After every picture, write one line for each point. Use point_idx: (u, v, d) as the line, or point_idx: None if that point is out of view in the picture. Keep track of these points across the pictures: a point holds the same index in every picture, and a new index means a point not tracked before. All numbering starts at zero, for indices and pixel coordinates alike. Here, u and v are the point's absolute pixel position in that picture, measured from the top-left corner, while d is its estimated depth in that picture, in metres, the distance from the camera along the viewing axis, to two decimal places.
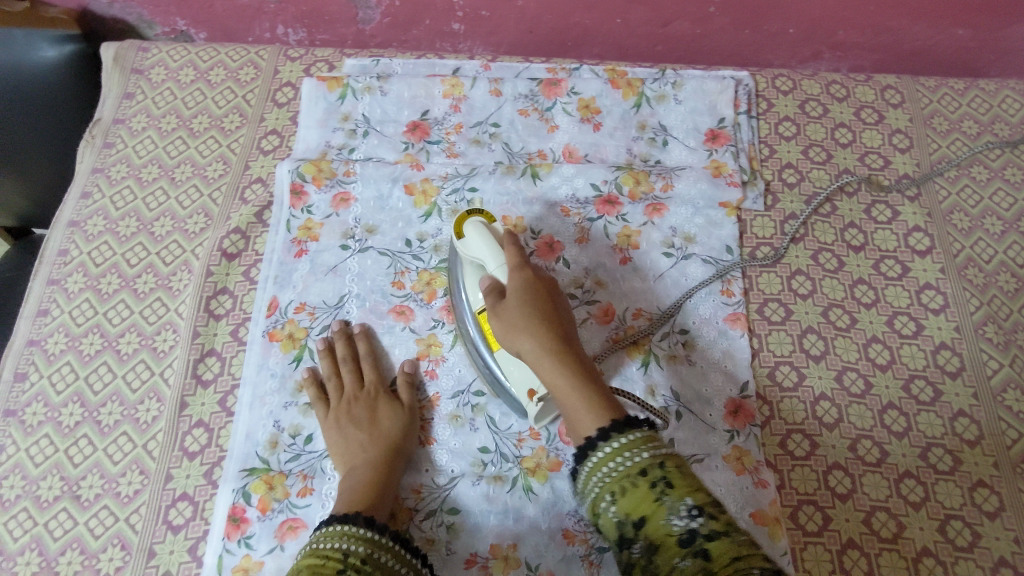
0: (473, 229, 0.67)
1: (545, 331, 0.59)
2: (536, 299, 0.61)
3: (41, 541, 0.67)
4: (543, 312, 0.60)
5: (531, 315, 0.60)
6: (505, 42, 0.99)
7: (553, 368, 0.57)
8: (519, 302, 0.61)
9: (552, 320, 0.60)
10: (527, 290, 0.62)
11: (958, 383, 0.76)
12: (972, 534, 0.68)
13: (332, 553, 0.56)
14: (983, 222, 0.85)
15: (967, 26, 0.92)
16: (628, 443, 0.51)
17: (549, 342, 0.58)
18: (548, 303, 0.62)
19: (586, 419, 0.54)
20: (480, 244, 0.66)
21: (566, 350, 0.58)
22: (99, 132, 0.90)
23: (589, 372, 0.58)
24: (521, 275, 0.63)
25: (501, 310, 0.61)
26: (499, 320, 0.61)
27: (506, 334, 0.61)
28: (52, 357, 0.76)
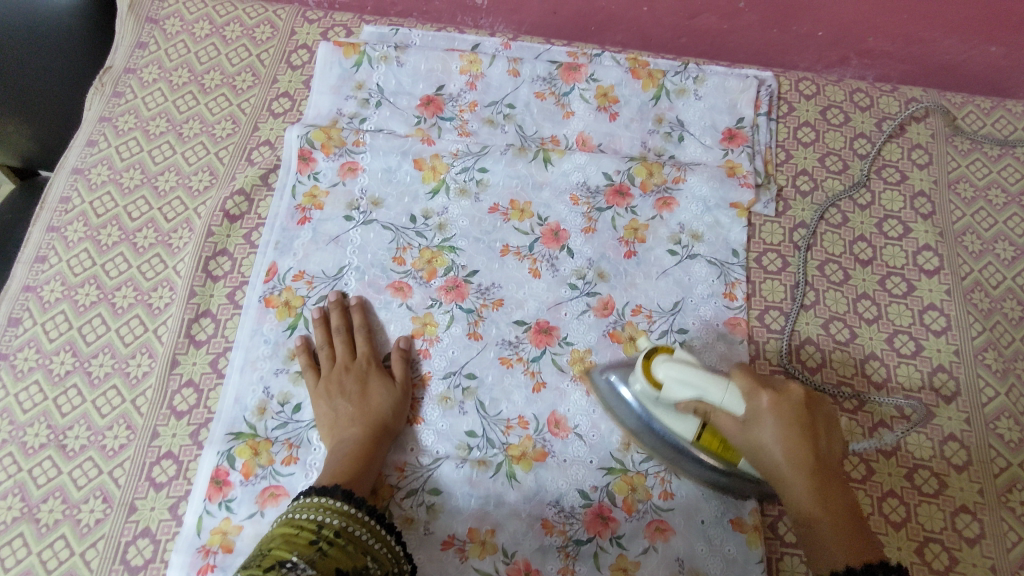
0: (665, 367, 0.62)
1: (793, 459, 0.59)
2: (787, 420, 0.60)
3: (25, 487, 0.68)
4: (793, 430, 0.60)
5: (781, 444, 0.59)
6: (527, 22, 0.97)
7: (800, 501, 0.59)
8: (766, 428, 0.60)
9: (805, 439, 0.60)
10: (777, 407, 0.60)
11: (951, 407, 0.75)
12: (949, 558, 0.68)
13: (306, 523, 0.55)
14: (994, 246, 0.84)
15: (1000, 44, 0.89)
16: None
17: (797, 471, 0.59)
18: (801, 424, 0.60)
19: (836, 561, 0.56)
20: (683, 387, 0.61)
21: (823, 487, 0.59)
22: (109, 80, 0.89)
23: (843, 502, 0.59)
24: (760, 397, 0.60)
25: (747, 437, 0.61)
26: (741, 439, 0.61)
27: (752, 452, 0.61)
28: (48, 304, 0.76)
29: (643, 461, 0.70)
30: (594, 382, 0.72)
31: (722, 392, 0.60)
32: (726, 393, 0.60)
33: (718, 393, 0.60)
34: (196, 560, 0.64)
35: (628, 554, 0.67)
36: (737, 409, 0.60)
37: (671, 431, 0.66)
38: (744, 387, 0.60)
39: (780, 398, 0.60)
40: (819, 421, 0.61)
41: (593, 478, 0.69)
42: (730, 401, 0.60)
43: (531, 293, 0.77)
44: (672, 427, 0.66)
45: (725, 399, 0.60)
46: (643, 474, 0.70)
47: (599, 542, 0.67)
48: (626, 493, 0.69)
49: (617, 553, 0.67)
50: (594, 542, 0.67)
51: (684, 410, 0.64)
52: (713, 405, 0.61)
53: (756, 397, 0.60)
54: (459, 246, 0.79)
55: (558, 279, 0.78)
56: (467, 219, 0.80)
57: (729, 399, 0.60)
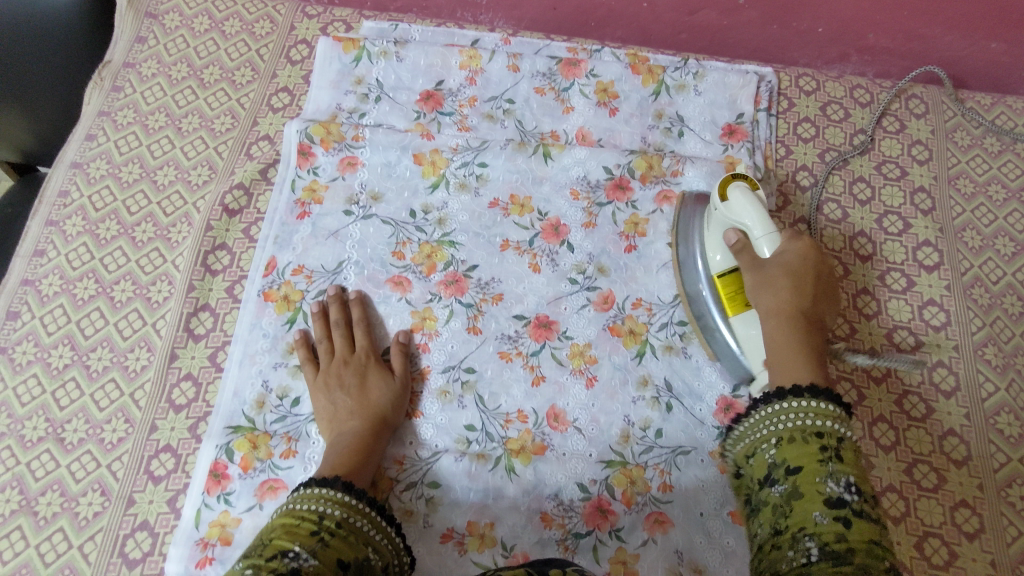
0: (738, 193, 0.70)
1: (795, 304, 0.65)
2: (803, 273, 0.67)
3: (22, 480, 0.68)
4: (802, 284, 0.66)
5: (795, 286, 0.66)
6: (527, 17, 0.97)
7: (786, 333, 0.64)
8: (787, 268, 0.67)
9: (813, 294, 0.67)
10: (806, 258, 0.67)
11: (952, 402, 0.75)
12: (949, 553, 0.68)
13: (307, 514, 0.55)
14: (994, 242, 0.84)
15: (1001, 40, 0.89)
16: (810, 410, 0.57)
17: (797, 313, 0.65)
18: (810, 278, 0.67)
19: (799, 378, 0.61)
20: (743, 211, 0.70)
21: (806, 335, 0.64)
22: (108, 74, 0.89)
23: (819, 351, 0.64)
24: (800, 242, 0.68)
25: (764, 273, 0.67)
26: (757, 277, 0.68)
27: (759, 290, 0.67)
28: (46, 298, 0.76)
29: (643, 454, 0.70)
30: (674, 212, 0.80)
31: (768, 231, 0.68)
32: (769, 234, 0.68)
33: (762, 230, 0.68)
34: (194, 552, 0.64)
35: (628, 547, 0.67)
36: (771, 250, 0.68)
37: (706, 264, 0.74)
38: (786, 236, 0.68)
39: (808, 254, 0.68)
40: (823, 300, 0.68)
41: (592, 471, 0.69)
42: (770, 240, 0.68)
43: (531, 287, 0.77)
44: (705, 260, 0.74)
45: (763, 237, 0.68)
46: (642, 468, 0.70)
47: (598, 535, 0.67)
48: (625, 486, 0.69)
49: (616, 546, 0.67)
50: (593, 536, 0.67)
51: (722, 245, 0.72)
52: (752, 237, 0.69)
53: (794, 244, 0.68)
54: (459, 240, 0.79)
55: (557, 273, 0.78)
56: (467, 213, 0.80)
57: (769, 238, 0.68)
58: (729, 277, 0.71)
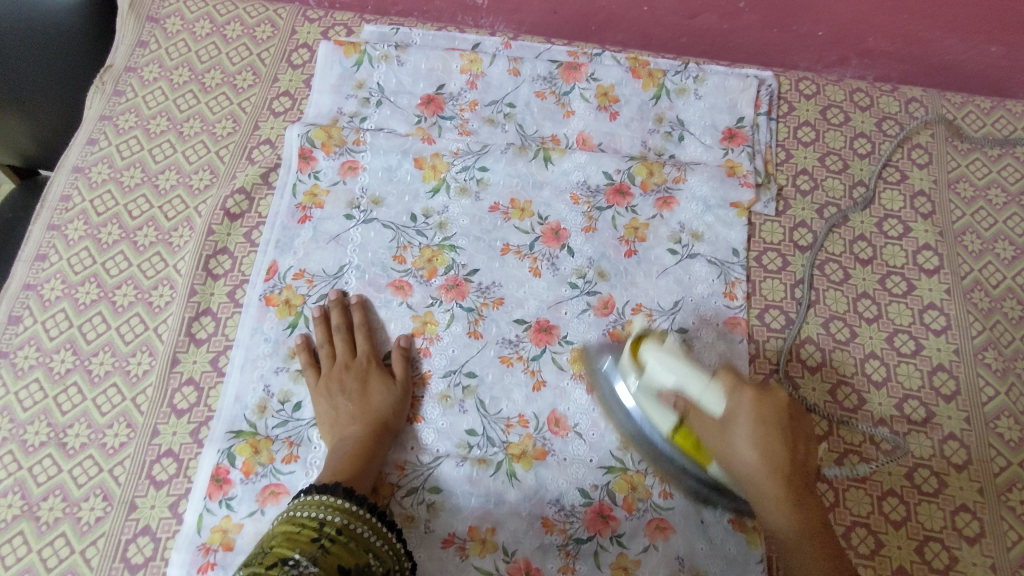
0: (652, 354, 0.63)
1: (768, 463, 0.59)
2: (763, 423, 0.60)
3: (25, 485, 0.68)
4: (771, 438, 0.60)
5: (759, 446, 0.59)
6: (528, 21, 0.97)
7: (772, 505, 0.59)
8: (743, 421, 0.60)
9: (784, 445, 0.60)
10: (758, 408, 0.60)
11: (952, 406, 0.75)
12: (949, 557, 0.68)
13: (308, 521, 0.55)
14: (994, 246, 0.84)
15: (1000, 44, 0.89)
16: None
17: (772, 475, 0.59)
18: (776, 429, 0.60)
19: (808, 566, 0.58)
20: (666, 372, 0.62)
21: (795, 493, 0.59)
22: (109, 79, 0.89)
23: (816, 509, 0.60)
24: (744, 396, 0.60)
25: (723, 434, 0.61)
26: (719, 440, 0.61)
27: (727, 455, 0.61)
28: (48, 302, 0.76)
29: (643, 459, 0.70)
30: (589, 365, 0.73)
31: (703, 384, 0.61)
32: (706, 388, 0.60)
33: (698, 385, 0.61)
34: (196, 558, 0.64)
35: (628, 553, 0.67)
36: (717, 407, 0.60)
37: (650, 421, 0.67)
38: (727, 386, 0.60)
39: (758, 401, 0.60)
40: (793, 430, 0.61)
41: (593, 476, 0.70)
42: (708, 396, 0.61)
43: (532, 292, 0.77)
44: (651, 420, 0.66)
45: (704, 393, 0.61)
46: (643, 473, 0.70)
47: (599, 541, 0.67)
48: (626, 492, 0.69)
49: (617, 551, 0.67)
50: (594, 541, 0.67)
51: (666, 406, 0.65)
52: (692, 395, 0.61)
53: (738, 396, 0.60)
54: (460, 245, 0.79)
55: (558, 278, 0.78)
56: (468, 218, 0.80)
57: (707, 393, 0.60)
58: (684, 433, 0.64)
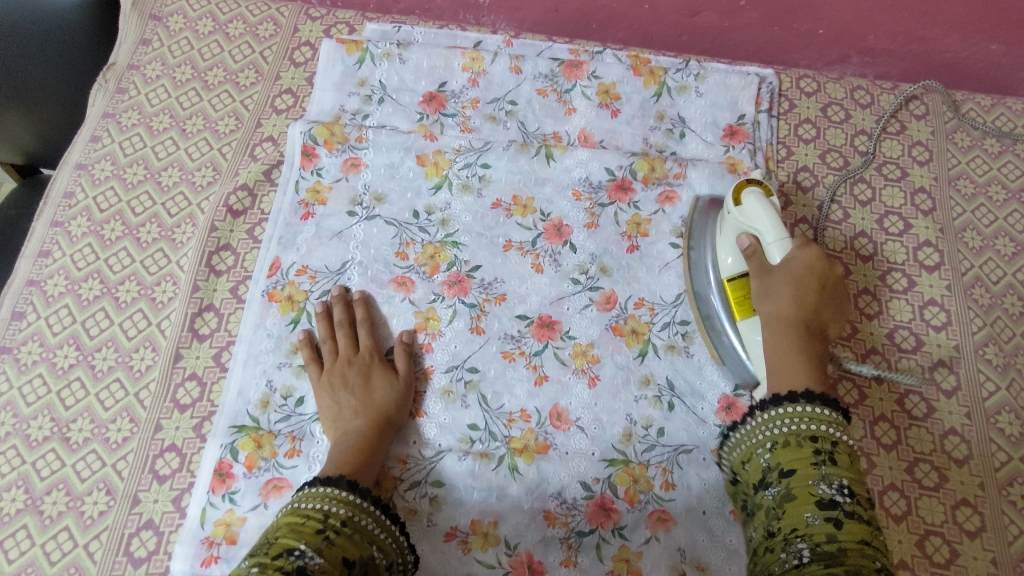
0: (752, 199, 0.70)
1: (800, 306, 0.67)
2: (812, 279, 0.67)
3: (28, 479, 0.68)
4: (807, 294, 0.67)
5: (799, 290, 0.67)
6: (529, 20, 0.97)
7: (784, 339, 0.67)
8: (790, 274, 0.67)
9: (818, 301, 0.68)
10: (812, 266, 0.68)
11: (952, 401, 0.75)
12: (950, 551, 0.69)
13: (313, 513, 0.56)
14: (994, 242, 0.84)
15: (1001, 42, 0.89)
16: (809, 415, 0.60)
17: (797, 317, 0.67)
18: (820, 288, 0.68)
19: (795, 383, 0.64)
20: (758, 218, 0.69)
21: (803, 339, 0.67)
22: (113, 76, 0.89)
23: (818, 364, 0.66)
24: (804, 251, 0.68)
25: (773, 278, 0.68)
26: (762, 282, 0.69)
27: (766, 297, 0.68)
28: (51, 299, 0.76)
29: (645, 453, 0.70)
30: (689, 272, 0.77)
31: (776, 238, 0.68)
32: (776, 241, 0.68)
33: (772, 236, 0.68)
34: (200, 551, 0.64)
35: (630, 545, 0.67)
36: (777, 256, 0.68)
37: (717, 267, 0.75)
38: (798, 243, 0.68)
39: (817, 260, 0.68)
40: (830, 307, 0.69)
41: (595, 470, 0.70)
42: (781, 246, 0.68)
43: (533, 287, 0.77)
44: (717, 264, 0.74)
45: (773, 242, 0.68)
46: (645, 466, 0.70)
47: (601, 534, 0.67)
48: (627, 485, 0.69)
49: (619, 544, 0.67)
50: (596, 534, 0.67)
51: (733, 251, 0.72)
52: (763, 244, 0.69)
53: (799, 250, 0.68)
54: (462, 241, 0.79)
55: (560, 274, 0.78)
56: (469, 214, 0.81)
57: (780, 244, 0.68)
58: (738, 282, 0.72)
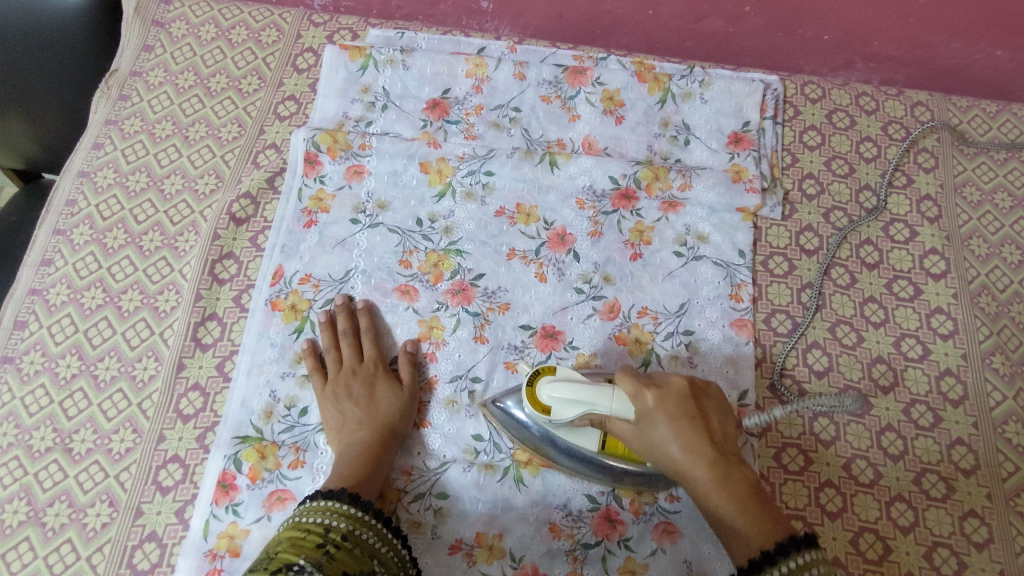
0: (551, 388, 0.61)
1: (690, 451, 0.58)
2: (676, 417, 0.59)
3: (30, 491, 0.67)
4: (688, 428, 0.59)
5: (675, 436, 0.58)
6: (533, 25, 0.97)
7: (698, 488, 0.58)
8: (656, 425, 0.59)
9: (697, 427, 0.59)
10: (664, 405, 0.59)
11: (959, 411, 0.75)
12: (958, 563, 0.68)
13: (313, 527, 0.55)
14: (1001, 250, 0.84)
15: (1006, 48, 0.89)
16: (792, 568, 0.52)
17: (693, 464, 0.58)
18: (691, 416, 0.59)
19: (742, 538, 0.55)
20: (570, 404, 0.60)
21: (717, 465, 0.57)
22: (115, 83, 0.89)
23: (748, 486, 0.57)
24: (645, 396, 0.59)
25: (646, 437, 0.59)
26: (640, 443, 0.60)
27: (653, 450, 0.60)
28: (54, 307, 0.76)
29: None
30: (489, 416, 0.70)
31: (608, 403, 0.59)
32: (613, 403, 0.59)
33: (606, 404, 0.59)
34: (203, 563, 0.64)
35: (636, 556, 0.66)
36: (627, 414, 0.59)
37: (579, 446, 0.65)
38: (629, 390, 0.59)
39: (664, 399, 0.59)
40: (708, 411, 0.61)
41: (600, 481, 0.69)
42: (618, 407, 0.59)
43: (538, 296, 0.77)
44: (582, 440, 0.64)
45: (612, 409, 0.59)
46: None
47: (607, 546, 0.67)
48: (633, 495, 0.69)
49: (625, 556, 0.67)
50: (602, 546, 0.67)
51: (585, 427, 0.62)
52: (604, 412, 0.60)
53: (641, 398, 0.59)
54: (465, 249, 0.79)
55: (564, 282, 0.78)
56: (473, 223, 0.80)
57: (617, 405, 0.59)
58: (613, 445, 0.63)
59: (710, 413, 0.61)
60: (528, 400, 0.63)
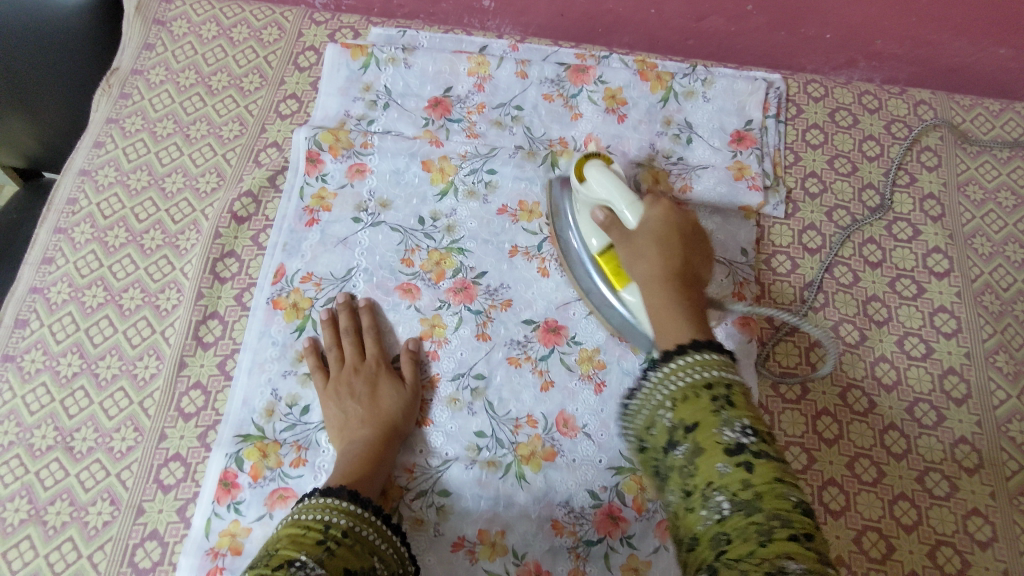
0: (594, 171, 0.69)
1: (666, 261, 0.62)
2: (668, 235, 0.64)
3: (31, 489, 0.67)
4: (674, 248, 0.63)
5: (660, 248, 0.63)
6: (534, 23, 0.97)
7: (654, 291, 0.61)
8: (650, 233, 0.64)
9: (682, 249, 0.63)
10: (665, 220, 0.64)
11: (963, 410, 0.75)
12: (961, 562, 0.68)
13: (313, 523, 0.55)
14: (1004, 248, 0.84)
15: (1009, 46, 0.89)
16: (698, 360, 0.53)
17: (661, 268, 0.62)
18: (682, 241, 0.64)
19: (677, 337, 0.57)
20: (601, 186, 0.68)
21: (681, 286, 0.61)
22: (116, 81, 0.89)
23: (697, 309, 0.60)
24: (656, 210, 0.65)
25: (636, 241, 0.64)
26: (627, 248, 0.65)
27: (633, 256, 0.65)
28: (55, 306, 0.76)
29: None
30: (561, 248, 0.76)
31: (626, 202, 0.66)
32: (629, 207, 0.66)
33: (624, 203, 0.67)
34: (205, 562, 0.64)
35: (639, 554, 0.66)
36: (633, 220, 0.65)
37: (586, 248, 0.73)
38: (647, 203, 0.66)
39: (668, 216, 0.65)
40: (699, 253, 0.65)
41: (602, 478, 0.69)
42: (631, 211, 0.66)
43: (540, 293, 0.77)
44: (586, 244, 0.72)
45: (625, 210, 0.66)
46: None
47: (609, 543, 0.67)
48: (635, 492, 0.68)
49: (628, 553, 0.66)
50: (605, 543, 0.67)
51: (596, 227, 0.70)
52: (618, 211, 0.67)
53: (650, 212, 0.65)
54: (468, 247, 0.78)
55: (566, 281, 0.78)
56: (476, 220, 0.80)
57: (631, 209, 0.66)
58: (608, 255, 0.70)
59: (701, 258, 0.66)
60: (575, 176, 0.71)
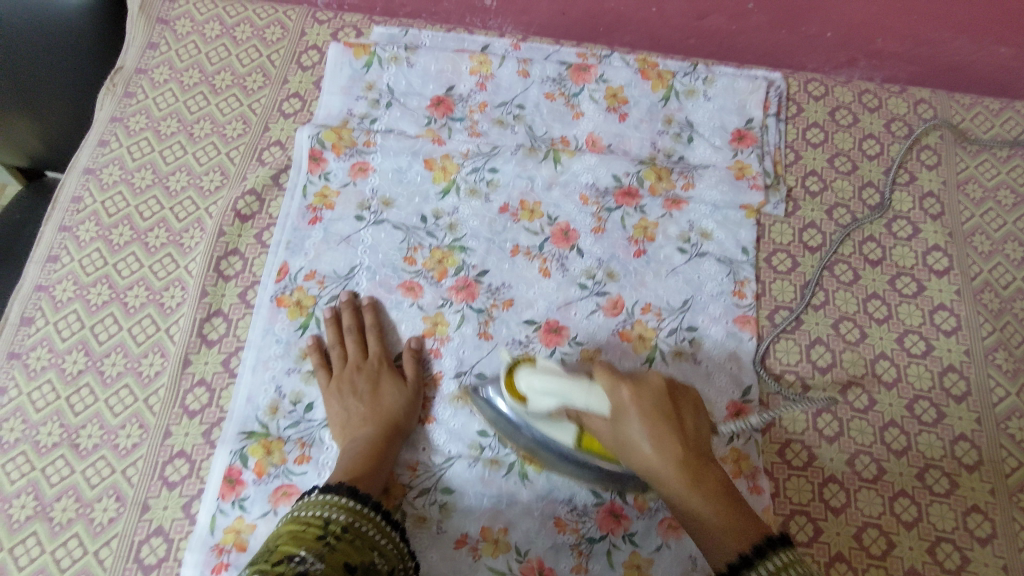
0: (528, 377, 0.61)
1: (668, 455, 0.55)
2: (652, 417, 0.56)
3: (38, 486, 0.68)
4: (668, 437, 0.56)
5: (651, 440, 0.55)
6: (536, 23, 0.97)
7: (682, 495, 0.55)
8: (631, 426, 0.56)
9: (674, 430, 0.56)
10: (638, 401, 0.56)
11: (962, 407, 0.75)
12: (961, 558, 0.68)
13: (313, 520, 0.55)
14: (1004, 247, 0.84)
15: (1010, 45, 0.89)
16: (772, 570, 0.50)
17: (671, 468, 0.55)
18: (666, 415, 0.56)
19: (728, 554, 0.53)
20: (546, 392, 0.59)
21: (696, 471, 0.55)
22: (120, 80, 0.89)
23: (733, 497, 0.56)
24: (620, 392, 0.56)
25: (621, 440, 0.57)
26: (618, 445, 0.58)
27: (626, 452, 0.58)
28: (60, 303, 0.76)
29: None
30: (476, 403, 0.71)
31: (584, 396, 0.57)
32: (589, 396, 0.57)
33: (581, 398, 0.57)
34: (210, 558, 0.64)
35: (641, 551, 0.67)
36: (604, 410, 0.57)
37: (555, 440, 0.65)
38: (605, 384, 0.57)
39: (641, 395, 0.56)
40: (686, 413, 0.58)
41: None
42: (594, 403, 0.57)
43: (542, 292, 0.77)
44: (554, 435, 0.64)
45: (588, 402, 0.57)
46: None
47: (611, 540, 0.67)
48: (637, 490, 0.69)
49: (630, 550, 0.67)
50: (607, 540, 0.67)
51: (560, 416, 0.62)
52: (579, 407, 0.58)
53: (617, 394, 0.56)
54: (470, 246, 0.79)
55: (567, 278, 0.78)
56: (478, 219, 0.80)
57: (592, 400, 0.57)
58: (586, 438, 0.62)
59: (686, 411, 0.58)
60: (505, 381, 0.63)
